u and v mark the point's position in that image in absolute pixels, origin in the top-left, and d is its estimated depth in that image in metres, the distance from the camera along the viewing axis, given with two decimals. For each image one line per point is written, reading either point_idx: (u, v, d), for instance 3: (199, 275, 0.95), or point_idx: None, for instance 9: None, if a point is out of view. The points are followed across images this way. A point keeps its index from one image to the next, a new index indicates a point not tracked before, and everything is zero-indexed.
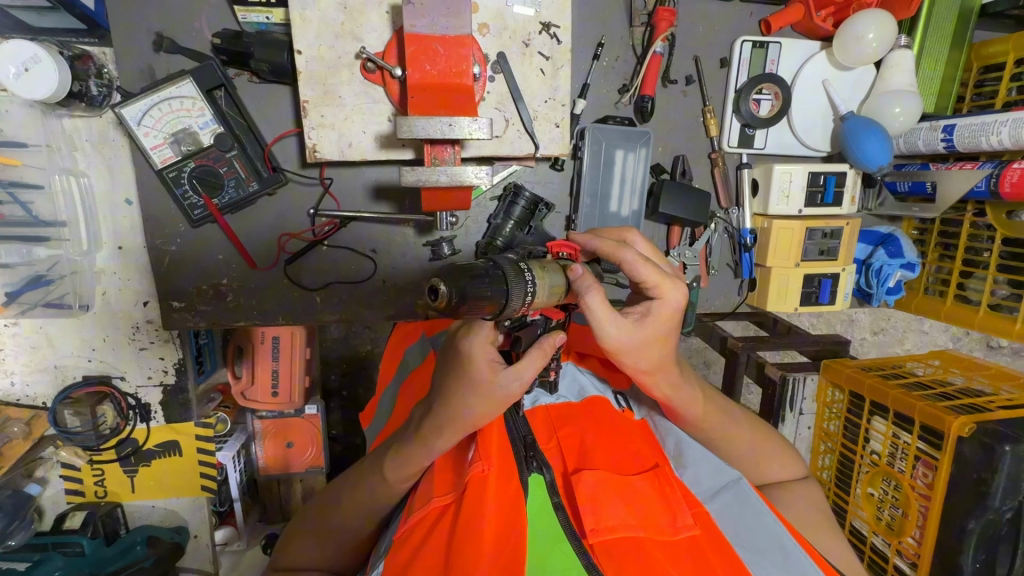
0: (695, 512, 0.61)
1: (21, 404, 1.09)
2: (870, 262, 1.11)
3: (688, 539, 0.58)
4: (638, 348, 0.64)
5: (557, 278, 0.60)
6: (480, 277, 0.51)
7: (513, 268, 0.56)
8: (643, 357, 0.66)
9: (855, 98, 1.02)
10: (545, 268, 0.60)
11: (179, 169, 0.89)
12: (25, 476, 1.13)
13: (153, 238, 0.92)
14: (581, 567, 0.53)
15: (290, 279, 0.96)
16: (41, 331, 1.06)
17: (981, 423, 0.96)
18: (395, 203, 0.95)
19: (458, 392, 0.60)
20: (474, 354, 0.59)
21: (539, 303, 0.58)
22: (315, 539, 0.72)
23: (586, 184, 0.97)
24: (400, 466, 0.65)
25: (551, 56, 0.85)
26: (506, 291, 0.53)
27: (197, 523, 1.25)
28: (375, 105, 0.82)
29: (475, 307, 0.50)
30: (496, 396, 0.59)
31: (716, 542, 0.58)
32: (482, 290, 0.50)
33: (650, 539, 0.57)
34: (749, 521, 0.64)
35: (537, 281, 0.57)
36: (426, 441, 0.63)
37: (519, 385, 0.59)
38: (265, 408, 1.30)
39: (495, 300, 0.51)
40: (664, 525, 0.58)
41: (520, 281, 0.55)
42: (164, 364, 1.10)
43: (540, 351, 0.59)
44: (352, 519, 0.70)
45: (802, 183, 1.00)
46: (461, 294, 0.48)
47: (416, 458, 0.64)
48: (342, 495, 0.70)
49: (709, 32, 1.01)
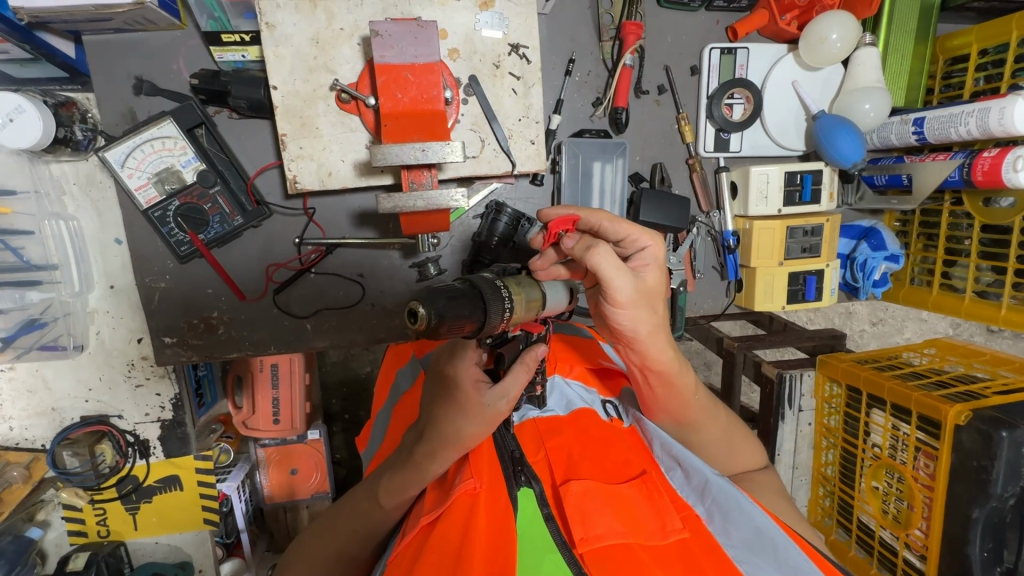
0: (684, 516, 0.62)
1: (20, 448, 1.10)
2: (854, 257, 1.13)
3: (677, 543, 0.58)
4: (643, 298, 0.62)
5: (533, 293, 0.61)
6: (458, 298, 0.51)
7: (489, 286, 0.56)
8: (649, 311, 0.63)
9: (826, 96, 1.04)
10: (521, 285, 0.61)
11: (164, 207, 0.90)
12: (26, 520, 1.13)
13: (142, 277, 0.93)
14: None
15: (279, 309, 0.97)
16: (36, 374, 1.08)
17: (978, 410, 0.96)
18: (379, 227, 0.97)
19: (450, 419, 0.61)
20: (458, 372, 0.61)
21: (517, 318, 0.59)
22: (310, 568, 0.72)
23: (566, 198, 0.99)
24: (393, 489, 0.65)
25: (522, 75, 0.87)
26: (483, 307, 0.54)
27: (202, 558, 1.25)
28: (353, 133, 0.83)
29: (455, 327, 0.51)
30: (486, 415, 0.61)
31: (706, 544, 0.59)
32: (461, 311, 0.51)
33: (639, 545, 0.57)
34: (737, 520, 0.60)
35: (514, 298, 0.58)
36: (419, 462, 0.63)
37: (506, 403, 0.61)
38: (267, 437, 1.29)
39: (474, 318, 0.52)
40: (652, 530, 0.58)
41: (497, 298, 0.55)
42: (161, 400, 1.12)
43: (524, 366, 0.61)
44: (350, 545, 0.70)
45: (779, 182, 1.01)
46: (439, 315, 0.49)
47: (405, 479, 0.64)
48: (339, 523, 0.70)
49: (678, 42, 1.03)
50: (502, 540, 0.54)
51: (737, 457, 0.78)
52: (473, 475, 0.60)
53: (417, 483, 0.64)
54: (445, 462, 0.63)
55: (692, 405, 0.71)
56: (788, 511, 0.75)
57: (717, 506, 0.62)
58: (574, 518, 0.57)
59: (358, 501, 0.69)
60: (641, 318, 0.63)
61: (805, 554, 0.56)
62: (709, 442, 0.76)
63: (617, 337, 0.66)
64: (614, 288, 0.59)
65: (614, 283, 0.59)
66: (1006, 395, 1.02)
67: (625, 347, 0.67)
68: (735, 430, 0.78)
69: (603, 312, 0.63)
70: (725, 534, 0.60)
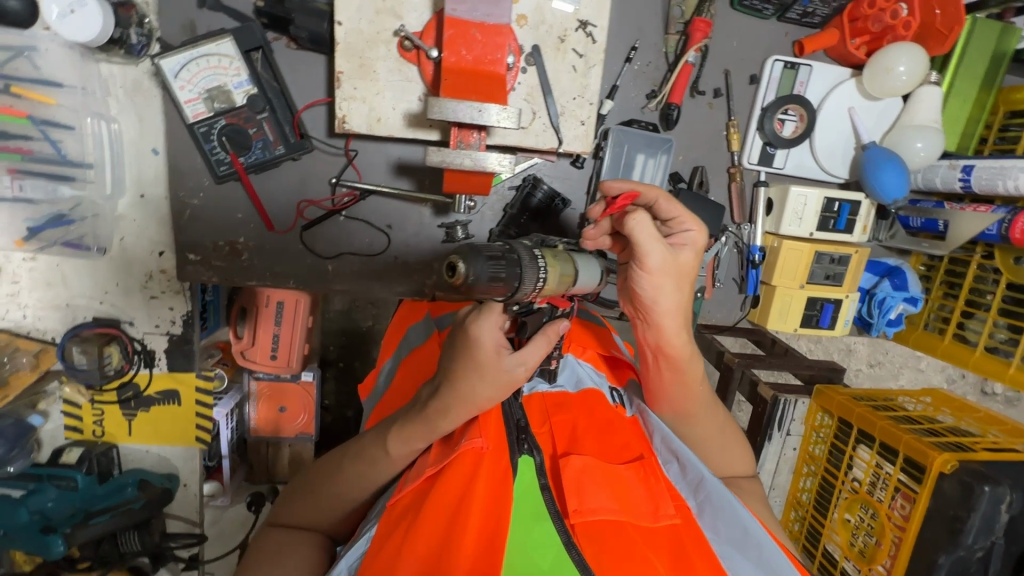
0: (678, 504, 0.63)
1: (31, 337, 1.12)
2: (874, 293, 1.13)
3: (668, 527, 0.60)
4: (674, 274, 0.62)
5: (566, 269, 0.62)
6: (497, 259, 0.52)
7: (528, 254, 0.57)
8: (677, 289, 0.63)
9: (879, 128, 1.03)
10: (556, 258, 0.61)
11: (210, 125, 0.90)
12: (28, 407, 1.15)
13: (176, 190, 0.94)
14: (562, 548, 0.55)
15: (304, 245, 0.98)
16: (57, 269, 1.10)
17: (964, 462, 0.98)
18: (415, 181, 0.97)
19: (466, 379, 0.61)
20: (479, 339, 0.59)
21: (547, 290, 0.60)
22: (311, 502, 0.73)
23: (604, 185, 0.99)
24: (403, 437, 0.66)
25: (584, 54, 0.86)
26: (519, 273, 0.54)
27: (188, 473, 1.27)
28: (408, 83, 0.83)
29: (490, 288, 0.52)
30: (503, 380, 0.62)
31: (695, 534, 0.60)
32: (499, 272, 0.52)
33: (630, 525, 0.59)
34: (726, 517, 0.62)
35: (549, 269, 0.58)
36: (432, 415, 0.64)
37: (523, 371, 0.62)
38: (262, 370, 1.31)
39: (508, 282, 0.53)
40: (645, 512, 0.60)
41: (533, 266, 0.56)
42: (173, 315, 1.14)
43: (546, 337, 0.63)
44: (352, 486, 0.71)
45: (815, 206, 1.01)
46: (478, 273, 0.50)
47: (416, 429, 0.65)
48: (345, 463, 0.71)
49: (743, 48, 1.02)
50: (500, 505, 0.56)
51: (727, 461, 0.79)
52: (480, 435, 0.60)
53: (427, 433, 0.66)
54: (456, 418, 0.64)
55: (693, 401, 0.72)
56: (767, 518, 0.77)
57: (709, 502, 0.64)
58: (571, 491, 0.58)
59: (366, 444, 0.70)
60: (665, 292, 0.62)
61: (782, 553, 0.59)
62: (705, 445, 0.76)
63: (637, 312, 0.67)
64: (645, 256, 0.60)
65: (648, 249, 0.60)
66: (995, 452, 1.04)
67: (643, 323, 0.67)
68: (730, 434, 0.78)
69: (629, 278, 0.63)
70: (712, 528, 0.63)
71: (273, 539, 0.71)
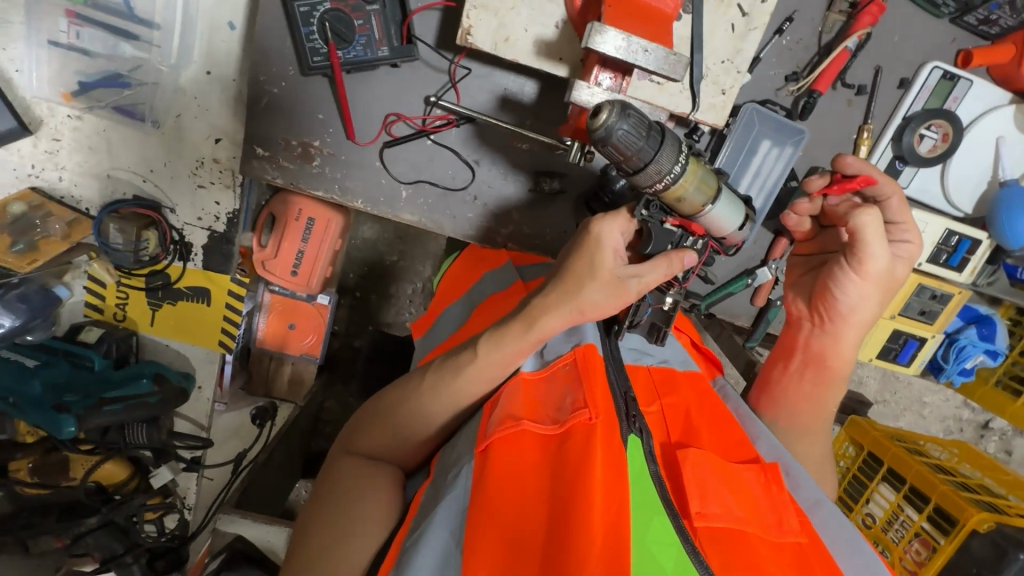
0: (804, 520, 0.52)
1: (65, 202, 1.04)
2: (955, 338, 1.07)
3: (796, 547, 0.49)
4: (881, 287, 0.67)
5: (707, 180, 0.59)
6: (641, 121, 0.53)
7: (672, 143, 0.56)
8: (875, 302, 0.68)
9: (1021, 165, 0.93)
10: (700, 165, 0.59)
11: (313, 6, 0.78)
12: (55, 277, 1.07)
13: (257, 74, 0.84)
14: (680, 552, 0.47)
15: (382, 164, 0.90)
16: (103, 134, 1.00)
17: (1002, 525, 0.95)
18: (516, 116, 0.87)
19: (580, 279, 0.60)
20: (603, 232, 0.60)
21: (676, 194, 0.58)
22: (379, 426, 0.65)
23: (720, 165, 0.89)
24: (492, 344, 0.61)
25: (749, 13, 0.76)
26: (657, 146, 0.54)
27: (205, 376, 1.23)
28: (549, 4, 0.73)
29: (625, 144, 0.53)
30: (617, 288, 0.60)
31: (826, 558, 0.49)
32: (638, 131, 0.53)
33: (757, 538, 0.49)
34: (854, 549, 0.53)
35: (689, 164, 0.57)
36: (531, 315, 0.60)
37: (638, 285, 0.60)
38: (279, 285, 1.15)
39: (642, 147, 0.53)
40: (772, 524, 0.50)
41: (673, 151, 0.56)
42: (218, 210, 1.07)
43: (667, 259, 0.61)
44: (432, 406, 0.62)
45: (933, 236, 0.94)
46: (617, 118, 0.51)
47: (513, 335, 0.61)
48: (426, 378, 0.64)
49: (903, 45, 0.91)
50: (616, 488, 0.47)
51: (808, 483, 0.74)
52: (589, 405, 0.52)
53: (522, 340, 0.61)
54: (558, 318, 0.60)
55: (823, 414, 0.74)
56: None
57: (831, 529, 0.55)
58: (690, 490, 0.50)
59: (447, 357, 0.64)
60: (867, 300, 0.68)
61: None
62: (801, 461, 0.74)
63: (820, 311, 0.71)
64: (869, 255, 0.65)
65: (875, 253, 0.65)
66: None
67: (822, 324, 0.71)
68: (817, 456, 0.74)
69: (839, 276, 0.68)
70: (841, 556, 0.52)
71: (347, 472, 0.62)
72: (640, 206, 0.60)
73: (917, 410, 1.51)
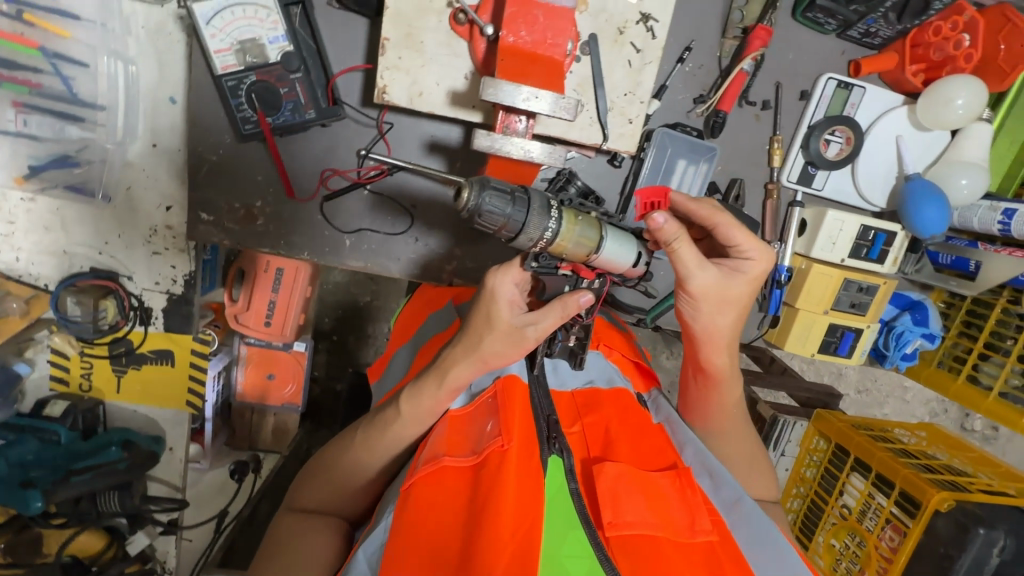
0: (715, 518, 0.58)
1: (22, 282, 1.07)
2: (892, 325, 1.12)
3: (704, 544, 0.55)
4: (715, 302, 0.65)
5: (587, 233, 0.63)
6: (504, 196, 0.58)
7: (542, 204, 0.60)
8: (720, 314, 0.66)
9: (923, 160, 1.01)
10: (579, 219, 0.63)
11: (239, 79, 0.84)
12: (15, 354, 1.10)
13: (195, 145, 0.89)
14: (596, 563, 0.52)
15: (323, 217, 0.94)
16: (57, 213, 1.04)
17: (960, 503, 0.98)
18: (446, 161, 0.92)
19: (480, 331, 0.63)
20: (495, 286, 0.63)
21: (557, 250, 0.63)
22: (316, 483, 0.68)
23: (640, 187, 0.96)
24: (410, 398, 0.64)
25: (642, 49, 0.82)
26: (523, 216, 0.59)
27: (175, 437, 1.24)
28: (455, 58, 0.78)
29: (490, 220, 0.58)
30: (515, 336, 0.63)
31: (733, 552, 0.55)
32: (500, 206, 0.58)
33: (667, 539, 0.55)
34: (766, 539, 0.57)
35: (561, 223, 0.61)
36: (444, 366, 0.64)
37: (535, 332, 0.63)
38: (254, 336, 1.27)
39: (509, 218, 0.58)
40: (682, 527, 0.56)
41: (542, 216, 0.60)
42: (174, 273, 1.09)
43: (560, 308, 0.64)
44: (364, 458, 0.67)
45: (851, 232, 0.99)
46: (478, 200, 0.57)
47: (429, 389, 0.64)
48: (357, 432, 0.68)
49: (798, 61, 0.98)
50: (529, 510, 0.52)
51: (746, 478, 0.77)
52: (504, 432, 0.57)
53: (439, 390, 0.64)
54: (466, 366, 0.63)
55: (730, 415, 0.75)
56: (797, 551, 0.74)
57: (745, 523, 0.59)
58: (605, 502, 0.55)
59: (377, 411, 0.68)
60: (704, 314, 0.67)
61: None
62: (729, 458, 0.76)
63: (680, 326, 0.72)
64: (684, 279, 0.64)
65: (687, 277, 0.63)
66: (990, 495, 1.03)
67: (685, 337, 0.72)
68: (750, 452, 0.78)
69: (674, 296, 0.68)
70: (750, 548, 0.57)
71: (285, 527, 0.65)
72: (529, 259, 0.64)
73: (901, 396, 1.56)
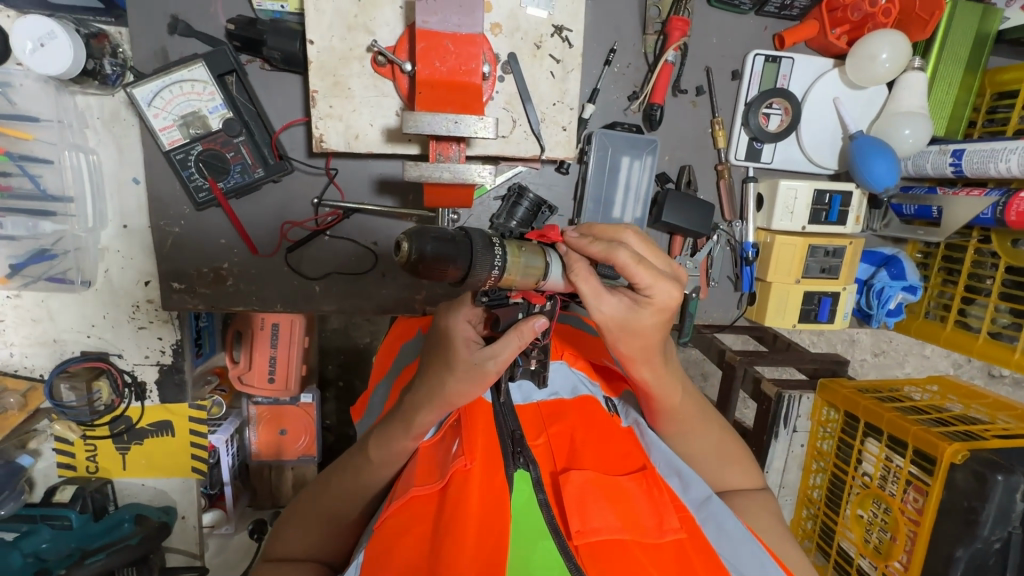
0: (682, 515, 0.62)
1: (19, 375, 1.10)
2: (871, 283, 1.11)
3: (672, 542, 0.59)
4: (616, 334, 0.63)
5: (534, 261, 0.60)
6: (444, 241, 0.54)
7: (484, 241, 0.57)
8: (625, 341, 0.64)
9: (865, 117, 1.02)
10: (522, 249, 0.60)
11: (187, 151, 0.89)
12: (18, 447, 1.13)
13: (157, 219, 0.93)
14: (564, 569, 0.54)
15: (290, 267, 0.97)
16: (42, 305, 1.08)
17: (976, 451, 0.92)
18: (398, 197, 0.96)
19: (440, 373, 0.63)
20: (451, 326, 0.65)
21: (508, 284, 0.59)
22: (297, 530, 0.71)
23: (590, 190, 0.98)
24: (381, 442, 0.67)
25: (562, 59, 0.86)
26: (468, 257, 0.55)
27: (186, 505, 1.25)
28: (383, 98, 0.82)
29: (435, 268, 0.53)
30: (475, 373, 0.62)
31: (700, 546, 0.59)
32: (443, 253, 0.53)
33: (635, 542, 0.58)
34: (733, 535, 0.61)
35: (507, 257, 0.58)
36: (409, 410, 0.65)
37: (495, 365, 0.61)
38: (261, 394, 1.29)
39: (455, 263, 0.54)
40: (649, 528, 0.59)
41: (487, 253, 0.56)
42: (162, 344, 1.12)
43: (517, 334, 0.61)
44: (341, 501, 0.70)
45: (806, 199, 1.00)
46: (419, 252, 0.52)
47: (398, 433, 0.66)
48: (332, 478, 0.71)
49: (723, 44, 1.01)
50: (496, 525, 0.55)
51: (723, 472, 0.77)
52: (465, 453, 0.60)
53: (406, 435, 0.66)
54: (432, 412, 0.64)
55: (682, 419, 0.74)
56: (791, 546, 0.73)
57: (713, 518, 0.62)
58: (572, 510, 0.58)
59: (351, 456, 0.70)
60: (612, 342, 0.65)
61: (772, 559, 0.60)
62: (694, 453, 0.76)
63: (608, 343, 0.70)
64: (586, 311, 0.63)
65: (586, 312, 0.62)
66: (1007, 440, 0.98)
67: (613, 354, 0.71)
68: (728, 445, 0.77)
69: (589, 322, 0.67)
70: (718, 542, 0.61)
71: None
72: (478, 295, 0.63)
73: (920, 352, 1.52)
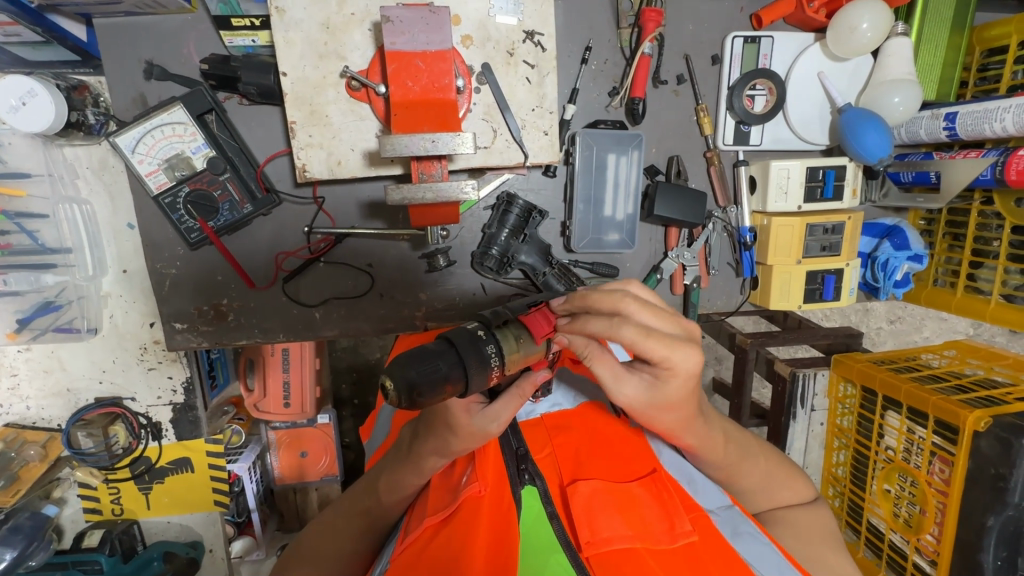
0: (695, 516, 0.61)
1: (37, 427, 1.13)
2: (875, 256, 1.09)
3: (686, 546, 0.58)
4: (652, 409, 0.63)
5: (532, 347, 0.58)
6: (434, 368, 0.50)
7: (473, 342, 0.54)
8: (665, 415, 0.64)
9: (853, 88, 1.00)
10: (517, 337, 0.57)
11: (174, 194, 0.89)
12: (43, 497, 1.16)
13: (154, 263, 0.94)
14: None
15: (289, 297, 0.97)
16: (53, 356, 1.09)
17: (1000, 417, 0.89)
18: (387, 218, 0.96)
19: (443, 436, 0.61)
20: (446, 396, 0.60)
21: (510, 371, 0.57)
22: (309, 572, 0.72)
23: (579, 191, 0.97)
24: (392, 487, 0.67)
25: (536, 64, 0.85)
26: (463, 371, 0.52)
27: (212, 538, 1.27)
28: (362, 121, 0.82)
29: (435, 393, 0.51)
30: (478, 435, 0.60)
31: (715, 547, 0.58)
32: (436, 379, 0.50)
33: (646, 549, 0.58)
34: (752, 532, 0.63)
35: (502, 353, 0.55)
36: (416, 458, 0.65)
37: (497, 427, 0.60)
38: (277, 420, 1.29)
39: (452, 382, 0.51)
40: (660, 532, 0.59)
41: (480, 356, 0.53)
42: (173, 383, 1.13)
43: (518, 395, 0.60)
44: (353, 541, 0.72)
45: (799, 178, 0.98)
46: (410, 396, 0.48)
47: (407, 478, 0.66)
48: (342, 518, 0.72)
49: (699, 30, 0.99)
50: (504, 544, 0.57)
51: (773, 494, 0.75)
52: (478, 478, 0.61)
53: (417, 479, 0.66)
54: (442, 460, 0.64)
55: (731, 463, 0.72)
56: (829, 554, 0.72)
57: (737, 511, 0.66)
58: (581, 521, 0.59)
59: (360, 495, 0.71)
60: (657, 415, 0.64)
61: (775, 554, 0.60)
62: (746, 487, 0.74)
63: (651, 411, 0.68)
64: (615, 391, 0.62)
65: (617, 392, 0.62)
66: None
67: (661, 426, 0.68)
68: (775, 467, 0.75)
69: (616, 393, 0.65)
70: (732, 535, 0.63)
71: None
72: None
73: (937, 315, 1.48)
